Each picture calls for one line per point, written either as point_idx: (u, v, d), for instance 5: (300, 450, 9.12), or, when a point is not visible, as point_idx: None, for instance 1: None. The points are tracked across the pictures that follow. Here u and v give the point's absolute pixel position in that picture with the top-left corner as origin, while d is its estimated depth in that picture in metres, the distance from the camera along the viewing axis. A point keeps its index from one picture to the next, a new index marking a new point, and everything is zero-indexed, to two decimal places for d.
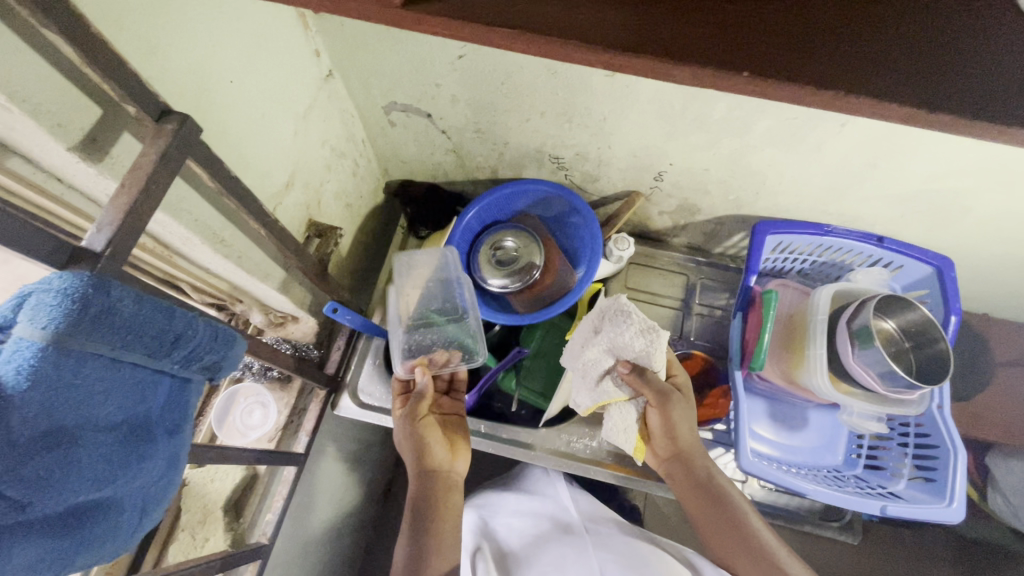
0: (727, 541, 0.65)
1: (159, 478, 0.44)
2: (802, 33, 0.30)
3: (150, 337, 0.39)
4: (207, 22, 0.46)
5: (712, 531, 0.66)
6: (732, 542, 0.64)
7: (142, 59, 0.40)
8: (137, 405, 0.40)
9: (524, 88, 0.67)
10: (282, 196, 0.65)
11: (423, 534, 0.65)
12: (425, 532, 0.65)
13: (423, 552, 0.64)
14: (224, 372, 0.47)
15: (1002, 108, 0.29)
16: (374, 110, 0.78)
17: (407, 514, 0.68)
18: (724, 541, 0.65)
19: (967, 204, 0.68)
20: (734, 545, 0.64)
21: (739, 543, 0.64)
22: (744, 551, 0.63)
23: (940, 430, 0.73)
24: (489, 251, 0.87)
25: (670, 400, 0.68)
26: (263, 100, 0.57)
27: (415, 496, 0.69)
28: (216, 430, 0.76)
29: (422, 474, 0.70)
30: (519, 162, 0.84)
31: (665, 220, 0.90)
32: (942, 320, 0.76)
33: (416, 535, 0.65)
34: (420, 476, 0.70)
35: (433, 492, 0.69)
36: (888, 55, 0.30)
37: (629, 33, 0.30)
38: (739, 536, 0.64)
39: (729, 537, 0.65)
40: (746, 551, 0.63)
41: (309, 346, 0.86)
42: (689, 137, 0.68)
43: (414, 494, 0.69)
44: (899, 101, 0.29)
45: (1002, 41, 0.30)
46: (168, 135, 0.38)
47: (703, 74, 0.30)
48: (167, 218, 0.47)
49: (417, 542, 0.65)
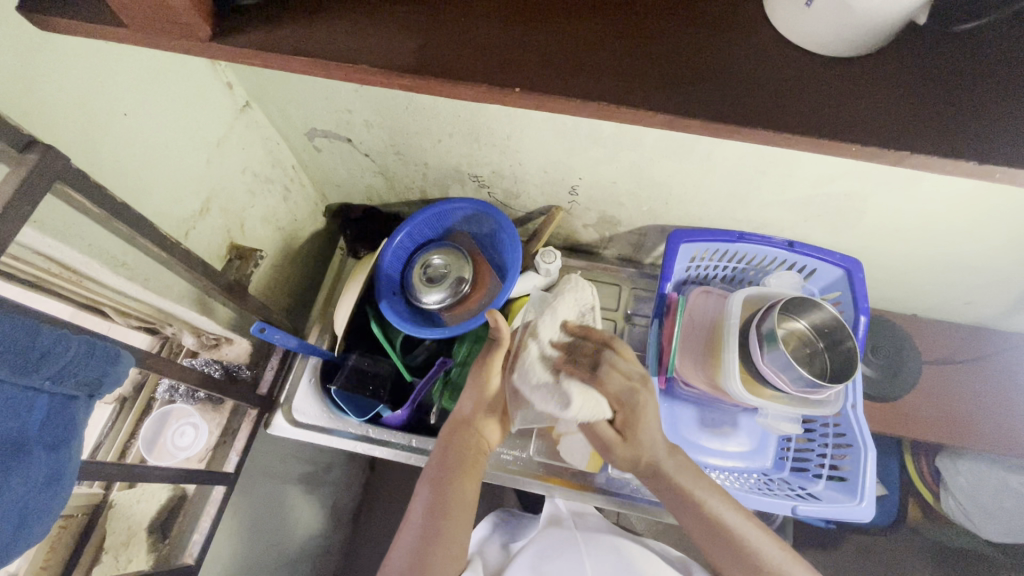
0: (705, 535, 0.60)
1: (42, 493, 0.45)
2: (575, 51, 0.33)
3: (12, 354, 0.41)
4: (90, 61, 0.49)
5: (689, 523, 0.61)
6: (712, 538, 0.59)
7: (12, 97, 0.43)
8: (8, 421, 0.42)
9: (428, 110, 0.69)
10: (197, 221, 0.69)
11: (447, 488, 0.62)
12: (452, 490, 0.62)
13: (445, 508, 0.60)
14: (107, 388, 0.50)
15: (752, 110, 0.31)
16: (298, 137, 0.80)
17: (434, 467, 0.65)
18: (704, 539, 0.60)
19: (862, 207, 0.70)
20: (717, 544, 0.59)
21: (717, 540, 0.59)
22: (725, 550, 0.59)
23: (853, 428, 0.74)
24: (417, 269, 0.88)
25: (638, 393, 0.61)
26: (167, 131, 0.60)
27: (447, 448, 0.66)
28: (146, 453, 0.78)
29: (460, 432, 0.68)
30: (443, 182, 0.87)
31: (590, 232, 0.93)
32: (852, 320, 0.78)
33: (440, 491, 0.62)
34: (455, 434, 0.68)
35: (469, 452, 0.66)
36: (654, 68, 0.33)
37: (415, 58, 0.33)
38: (720, 537, 0.59)
39: (709, 534, 0.60)
40: (728, 552, 0.59)
41: (241, 366, 0.87)
42: (589, 153, 0.71)
43: (446, 449, 0.66)
44: (654, 108, 0.32)
45: (755, 52, 0.33)
46: (30, 165, 0.41)
47: (483, 91, 0.33)
48: (56, 244, 0.50)
49: (440, 494, 0.62)
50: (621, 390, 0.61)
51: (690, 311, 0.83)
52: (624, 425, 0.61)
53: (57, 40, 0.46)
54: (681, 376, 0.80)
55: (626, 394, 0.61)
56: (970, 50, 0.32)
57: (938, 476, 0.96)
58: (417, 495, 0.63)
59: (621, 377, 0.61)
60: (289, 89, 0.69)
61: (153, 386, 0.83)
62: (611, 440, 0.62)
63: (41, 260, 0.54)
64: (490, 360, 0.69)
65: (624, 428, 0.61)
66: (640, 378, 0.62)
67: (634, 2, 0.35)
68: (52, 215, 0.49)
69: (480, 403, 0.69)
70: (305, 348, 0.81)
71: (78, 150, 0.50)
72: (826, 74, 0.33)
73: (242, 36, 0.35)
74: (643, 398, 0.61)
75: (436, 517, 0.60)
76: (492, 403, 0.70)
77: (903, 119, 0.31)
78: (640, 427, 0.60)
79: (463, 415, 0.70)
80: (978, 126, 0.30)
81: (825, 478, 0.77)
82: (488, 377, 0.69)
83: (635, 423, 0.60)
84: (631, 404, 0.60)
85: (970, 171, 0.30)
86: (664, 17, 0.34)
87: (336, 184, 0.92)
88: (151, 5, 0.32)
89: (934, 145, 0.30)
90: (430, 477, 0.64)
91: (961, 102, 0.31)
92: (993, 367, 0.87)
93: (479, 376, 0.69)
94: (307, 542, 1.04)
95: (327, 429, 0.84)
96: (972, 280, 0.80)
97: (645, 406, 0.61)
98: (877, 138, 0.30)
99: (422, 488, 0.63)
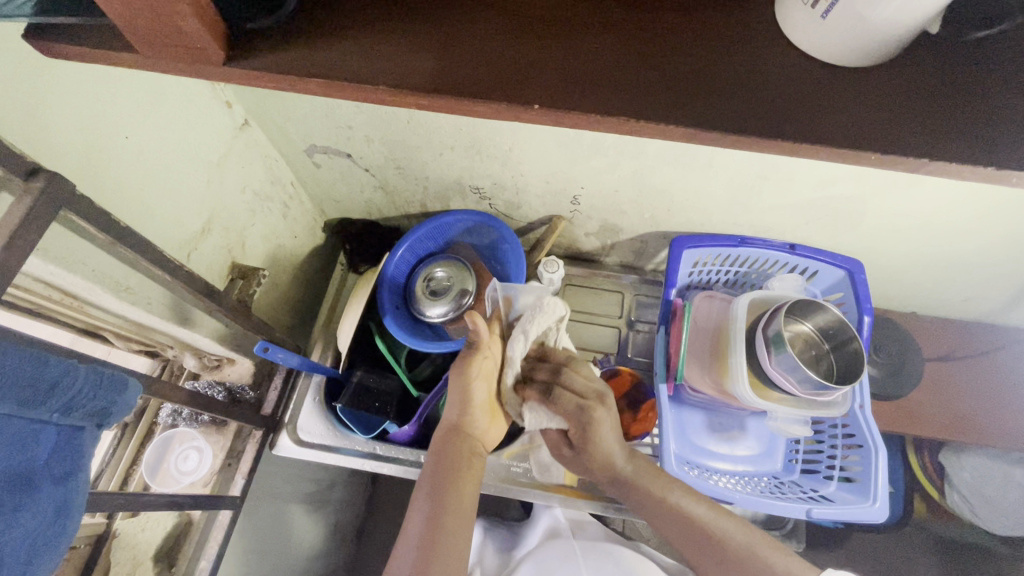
0: (669, 526, 0.60)
1: (50, 527, 0.44)
2: (590, 66, 0.33)
3: (21, 387, 0.40)
4: (91, 85, 0.49)
5: (652, 516, 0.61)
6: (677, 529, 0.60)
7: (14, 125, 0.42)
8: (16, 454, 0.40)
9: (429, 125, 0.69)
10: (199, 242, 0.69)
11: (443, 500, 0.56)
12: (452, 500, 0.57)
13: (444, 522, 0.55)
14: (115, 418, 0.49)
15: (768, 122, 0.32)
16: (297, 154, 0.80)
17: (428, 475, 0.59)
18: (668, 529, 0.60)
19: (862, 208, 0.70)
20: (680, 532, 0.59)
21: (681, 531, 0.59)
22: (689, 538, 0.59)
23: (863, 429, 0.74)
24: (420, 282, 0.88)
25: (589, 410, 0.60)
26: (168, 153, 0.60)
27: (440, 456, 0.61)
28: (148, 479, 0.76)
29: (452, 439, 0.63)
30: (444, 194, 0.86)
31: (591, 240, 0.93)
32: (856, 321, 0.79)
33: (438, 502, 0.56)
34: (449, 439, 0.63)
35: (464, 459, 0.61)
36: (670, 83, 0.33)
37: (430, 76, 0.33)
38: (683, 524, 0.59)
39: (673, 525, 0.60)
40: (694, 540, 0.59)
41: (244, 388, 0.86)
42: (591, 163, 0.71)
43: (439, 457, 0.61)
44: (672, 122, 0.32)
45: (768, 64, 0.34)
46: (35, 193, 0.41)
47: (500, 107, 0.33)
48: (60, 271, 0.49)
49: (438, 503, 0.56)
50: (575, 408, 0.60)
51: (695, 316, 0.84)
52: (578, 438, 0.61)
53: (58, 65, 0.45)
54: (688, 383, 0.80)
55: (579, 414, 0.60)
56: (980, 57, 0.33)
57: (942, 471, 0.97)
58: (413, 505, 0.58)
59: (572, 396, 0.62)
60: (289, 107, 0.68)
61: (155, 410, 0.81)
62: (558, 442, 0.65)
63: (42, 287, 0.53)
64: (469, 363, 0.65)
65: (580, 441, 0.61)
66: (594, 396, 0.62)
67: (647, 17, 0.35)
68: (55, 241, 0.48)
69: (467, 405, 0.65)
70: (308, 365, 0.80)
71: (82, 176, 0.49)
72: (841, 83, 0.33)
73: (254, 58, 0.34)
74: (594, 413, 0.60)
75: (435, 532, 0.54)
76: (481, 401, 0.65)
77: (914, 127, 0.31)
78: (595, 443, 0.60)
79: (453, 419, 0.65)
80: (993, 133, 0.31)
81: (835, 480, 0.77)
82: (471, 382, 0.64)
83: (588, 437, 0.60)
84: (580, 421, 0.60)
85: (985, 176, 0.30)
86: (678, 30, 0.34)
87: (335, 199, 0.92)
88: (162, 28, 0.31)
89: (952, 152, 0.30)
90: (425, 485, 0.59)
91: (968, 109, 0.31)
92: (993, 362, 0.88)
93: (461, 384, 0.64)
94: (312, 564, 1.02)
95: (333, 447, 0.82)
96: (971, 277, 0.81)
97: (598, 423, 0.60)
98: (895, 145, 0.31)
99: (418, 499, 0.58)
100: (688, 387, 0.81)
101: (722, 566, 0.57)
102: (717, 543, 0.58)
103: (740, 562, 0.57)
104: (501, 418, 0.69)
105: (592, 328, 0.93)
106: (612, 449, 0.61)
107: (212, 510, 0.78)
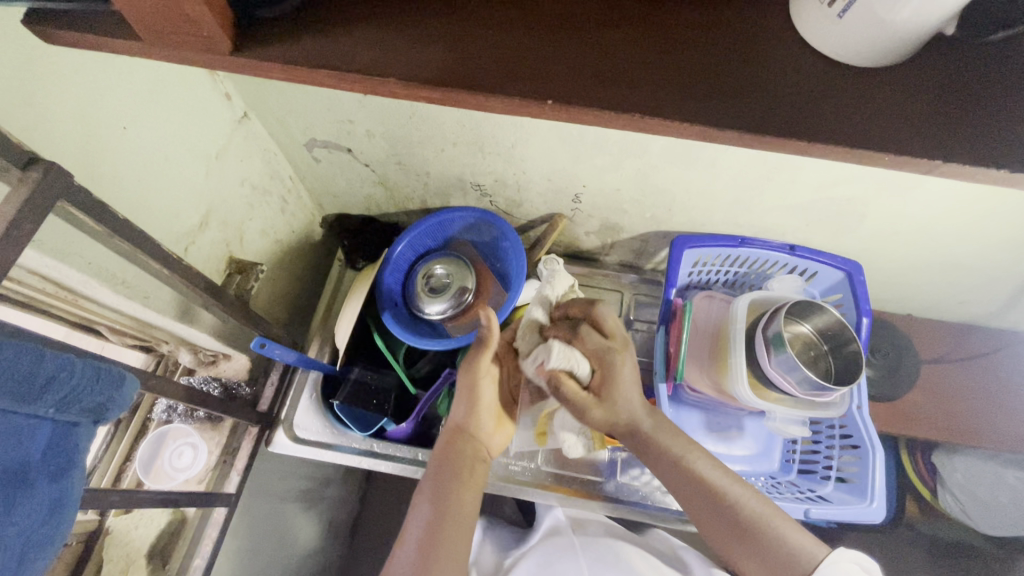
0: (690, 498, 0.59)
1: (43, 524, 0.43)
2: (605, 62, 0.33)
3: (15, 381, 0.39)
4: (91, 73, 0.48)
5: (674, 484, 0.59)
6: (699, 500, 0.58)
7: (8, 113, 0.41)
8: (9, 449, 0.40)
9: (432, 120, 0.68)
10: (197, 235, 0.68)
11: (446, 502, 0.57)
12: (452, 504, 0.57)
13: (445, 524, 0.55)
14: (112, 413, 0.48)
15: (782, 122, 0.31)
16: (296, 148, 0.79)
17: (431, 479, 0.60)
18: (689, 499, 0.58)
19: (863, 210, 0.71)
20: (703, 504, 0.57)
21: (703, 502, 0.57)
22: (710, 510, 0.57)
23: (861, 430, 0.75)
24: (419, 279, 0.87)
25: (614, 350, 0.60)
26: (167, 143, 0.59)
27: (444, 459, 0.62)
28: (142, 476, 0.75)
29: (457, 443, 0.64)
30: (445, 191, 0.86)
31: (592, 239, 0.93)
32: (855, 322, 0.80)
33: (438, 500, 0.57)
34: (453, 443, 0.64)
35: (466, 464, 0.62)
36: (685, 81, 0.32)
37: (442, 68, 0.33)
38: (704, 495, 0.58)
39: (694, 496, 0.58)
40: (715, 513, 0.57)
41: (240, 384, 0.85)
42: (594, 161, 0.71)
43: (443, 460, 0.62)
44: (688, 120, 0.31)
45: (781, 62, 0.33)
46: (33, 183, 0.40)
47: (513, 102, 0.32)
48: (56, 264, 0.49)
49: (440, 505, 0.57)
50: (598, 347, 0.61)
51: (695, 316, 0.84)
52: (600, 384, 0.61)
53: (56, 51, 0.44)
54: (688, 383, 0.80)
55: (603, 351, 0.61)
56: (993, 61, 0.33)
57: (934, 471, 0.98)
58: (414, 510, 0.58)
59: (597, 335, 0.62)
60: (289, 100, 0.67)
61: (149, 406, 0.80)
62: (585, 399, 0.61)
63: (36, 279, 0.52)
64: (485, 359, 0.68)
65: (602, 388, 0.61)
66: (619, 340, 0.62)
67: (659, 13, 0.34)
68: (51, 233, 0.48)
69: (474, 407, 0.67)
70: (304, 361, 0.79)
71: (78, 165, 0.48)
72: (854, 84, 0.33)
73: (262, 48, 0.34)
74: (616, 357, 0.60)
75: (435, 533, 0.54)
76: (487, 404, 0.67)
77: (924, 128, 0.31)
78: (616, 385, 0.60)
79: (457, 423, 0.66)
80: (1008, 137, 0.31)
81: (833, 480, 0.78)
82: (480, 381, 0.67)
83: (610, 381, 0.60)
84: (604, 358, 0.61)
85: (1000, 180, 0.30)
86: (690, 28, 0.34)
87: (334, 194, 0.91)
88: (169, 16, 0.31)
89: (967, 154, 0.30)
90: (428, 487, 0.59)
91: (977, 111, 0.31)
92: (987, 365, 0.89)
93: (471, 381, 0.67)
94: (306, 562, 1.01)
95: (331, 445, 0.82)
96: (968, 280, 0.81)
97: (620, 365, 0.60)
98: (910, 146, 0.31)
99: (419, 503, 0.58)
100: (687, 387, 0.81)
101: (742, 537, 0.55)
102: (738, 515, 0.56)
103: (759, 537, 0.55)
104: (506, 426, 0.71)
105: None
106: (632, 403, 0.61)
107: (207, 508, 0.77)
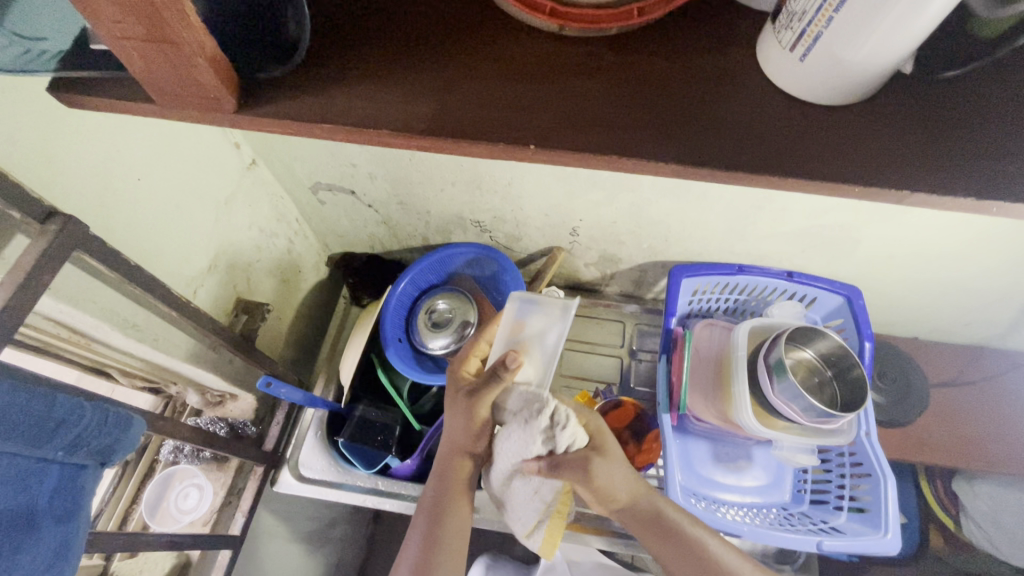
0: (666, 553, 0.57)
1: (47, 570, 0.43)
2: (581, 110, 0.35)
3: (26, 426, 0.40)
4: (106, 132, 0.51)
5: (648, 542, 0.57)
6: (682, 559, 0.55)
7: (26, 170, 0.44)
8: (17, 495, 0.40)
9: (430, 162, 0.71)
10: (205, 278, 0.70)
11: (442, 525, 0.57)
12: (445, 530, 0.57)
13: (440, 548, 0.56)
14: (118, 455, 0.49)
15: (754, 159, 0.33)
16: (303, 192, 0.82)
17: (431, 497, 0.59)
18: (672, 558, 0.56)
19: (856, 236, 0.72)
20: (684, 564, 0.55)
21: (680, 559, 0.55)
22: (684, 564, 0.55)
23: (870, 457, 0.74)
24: (422, 314, 0.89)
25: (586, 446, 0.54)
26: (177, 192, 0.62)
27: (442, 476, 0.59)
28: (148, 518, 0.76)
29: (453, 460, 0.59)
30: (445, 228, 0.88)
31: (592, 271, 0.94)
32: (858, 347, 0.79)
33: (434, 529, 0.57)
34: (447, 462, 0.59)
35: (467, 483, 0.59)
36: (660, 127, 0.34)
37: (429, 120, 0.35)
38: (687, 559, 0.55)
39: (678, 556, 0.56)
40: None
41: (246, 423, 0.86)
42: (589, 196, 0.73)
43: (441, 482, 0.59)
44: (664, 160, 0.33)
45: (756, 103, 0.35)
46: (50, 235, 0.42)
47: (496, 147, 0.34)
48: (70, 309, 0.51)
49: (436, 531, 0.57)
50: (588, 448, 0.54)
51: (696, 344, 0.83)
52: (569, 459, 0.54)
53: (74, 114, 0.47)
54: (692, 413, 0.79)
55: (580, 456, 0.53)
56: (951, 95, 0.35)
57: (956, 500, 0.94)
58: (412, 527, 0.59)
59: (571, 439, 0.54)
60: (295, 147, 0.71)
61: (156, 447, 0.81)
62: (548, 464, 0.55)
63: (50, 324, 0.54)
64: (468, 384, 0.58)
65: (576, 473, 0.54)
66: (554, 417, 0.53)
67: (634, 62, 0.37)
68: (67, 281, 0.50)
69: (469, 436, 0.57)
70: (309, 399, 0.79)
71: (93, 217, 0.51)
72: (822, 121, 0.34)
73: (264, 106, 0.36)
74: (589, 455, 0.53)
75: (431, 551, 0.56)
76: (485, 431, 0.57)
77: (887, 161, 0.33)
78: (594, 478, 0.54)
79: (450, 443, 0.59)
80: (971, 166, 0.32)
81: (846, 510, 0.76)
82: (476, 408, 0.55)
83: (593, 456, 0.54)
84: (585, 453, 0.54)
85: (967, 206, 0.32)
86: (665, 73, 0.36)
87: (339, 234, 0.93)
88: (178, 81, 0.33)
89: (930, 183, 0.32)
90: (425, 508, 0.59)
91: (938, 143, 0.33)
92: (997, 387, 0.88)
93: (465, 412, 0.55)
94: None
95: (334, 483, 0.81)
96: (969, 302, 0.81)
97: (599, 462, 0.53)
98: (878, 178, 0.32)
99: (419, 519, 0.59)
100: (693, 417, 0.80)
101: None
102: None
103: None
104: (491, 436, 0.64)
105: (595, 358, 0.94)
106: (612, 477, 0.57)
107: (212, 550, 0.76)
